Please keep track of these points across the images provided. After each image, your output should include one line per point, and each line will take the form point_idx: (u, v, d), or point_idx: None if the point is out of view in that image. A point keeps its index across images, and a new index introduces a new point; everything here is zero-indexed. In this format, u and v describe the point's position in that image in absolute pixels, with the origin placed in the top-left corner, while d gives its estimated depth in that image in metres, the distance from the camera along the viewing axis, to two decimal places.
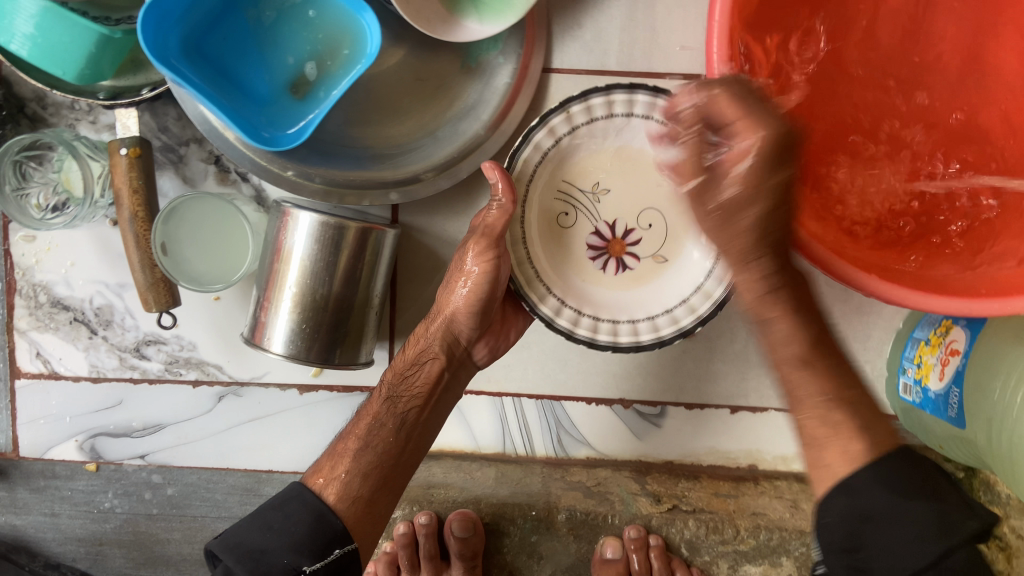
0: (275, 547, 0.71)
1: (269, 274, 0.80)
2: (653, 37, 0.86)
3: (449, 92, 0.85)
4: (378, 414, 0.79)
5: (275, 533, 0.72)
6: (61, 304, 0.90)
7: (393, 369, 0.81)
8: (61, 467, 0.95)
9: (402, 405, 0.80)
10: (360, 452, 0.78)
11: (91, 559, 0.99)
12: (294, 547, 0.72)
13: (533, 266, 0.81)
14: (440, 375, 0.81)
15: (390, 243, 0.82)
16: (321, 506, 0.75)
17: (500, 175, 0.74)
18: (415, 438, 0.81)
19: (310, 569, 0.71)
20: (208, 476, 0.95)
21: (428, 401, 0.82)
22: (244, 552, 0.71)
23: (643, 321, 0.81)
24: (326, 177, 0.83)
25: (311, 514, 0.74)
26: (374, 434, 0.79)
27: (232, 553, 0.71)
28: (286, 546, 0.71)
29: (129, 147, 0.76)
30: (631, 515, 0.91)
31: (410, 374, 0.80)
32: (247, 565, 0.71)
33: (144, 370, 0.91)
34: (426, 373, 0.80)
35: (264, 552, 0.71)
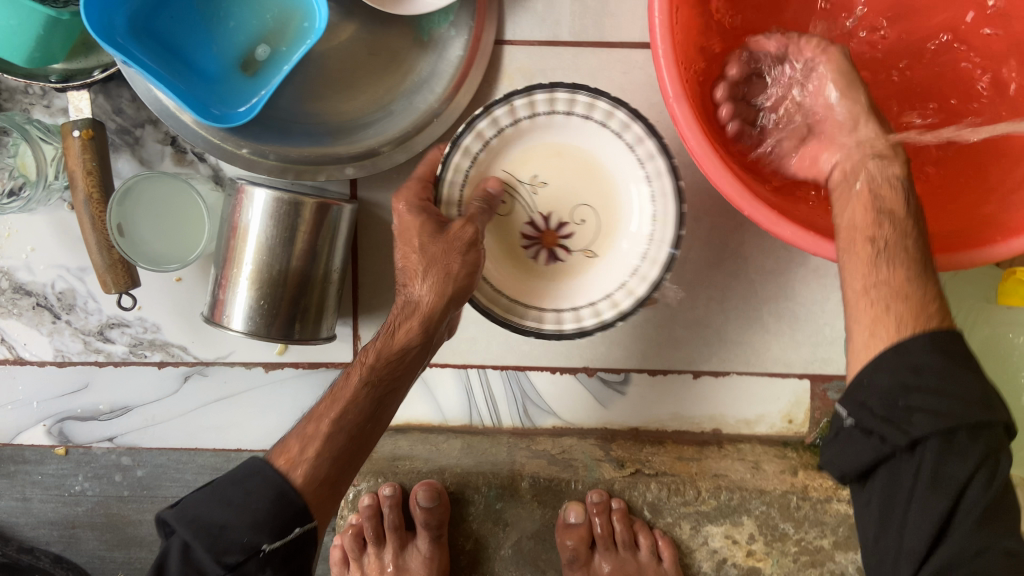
0: (234, 523, 0.65)
1: (226, 252, 0.81)
2: (603, 7, 0.87)
3: (402, 66, 0.85)
4: (364, 369, 0.72)
5: (234, 507, 0.66)
6: (23, 290, 0.90)
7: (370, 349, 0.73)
8: (31, 451, 0.95)
9: (359, 372, 0.72)
10: (321, 406, 0.71)
11: (64, 542, 1.00)
12: (253, 524, 0.65)
13: (502, 294, 0.80)
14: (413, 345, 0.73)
15: (347, 218, 0.83)
16: (282, 483, 0.67)
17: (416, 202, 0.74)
18: (386, 399, 0.73)
19: (269, 548, 0.65)
20: (177, 457, 0.96)
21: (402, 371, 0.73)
22: (200, 527, 0.65)
23: (586, 308, 0.80)
24: (280, 153, 0.83)
25: (272, 492, 0.67)
26: (341, 400, 0.71)
27: (188, 528, 0.65)
28: (245, 522, 0.65)
29: (82, 128, 0.77)
30: (594, 480, 0.91)
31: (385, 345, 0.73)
32: (204, 541, 0.64)
33: (109, 353, 0.92)
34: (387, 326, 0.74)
35: (223, 528, 0.65)
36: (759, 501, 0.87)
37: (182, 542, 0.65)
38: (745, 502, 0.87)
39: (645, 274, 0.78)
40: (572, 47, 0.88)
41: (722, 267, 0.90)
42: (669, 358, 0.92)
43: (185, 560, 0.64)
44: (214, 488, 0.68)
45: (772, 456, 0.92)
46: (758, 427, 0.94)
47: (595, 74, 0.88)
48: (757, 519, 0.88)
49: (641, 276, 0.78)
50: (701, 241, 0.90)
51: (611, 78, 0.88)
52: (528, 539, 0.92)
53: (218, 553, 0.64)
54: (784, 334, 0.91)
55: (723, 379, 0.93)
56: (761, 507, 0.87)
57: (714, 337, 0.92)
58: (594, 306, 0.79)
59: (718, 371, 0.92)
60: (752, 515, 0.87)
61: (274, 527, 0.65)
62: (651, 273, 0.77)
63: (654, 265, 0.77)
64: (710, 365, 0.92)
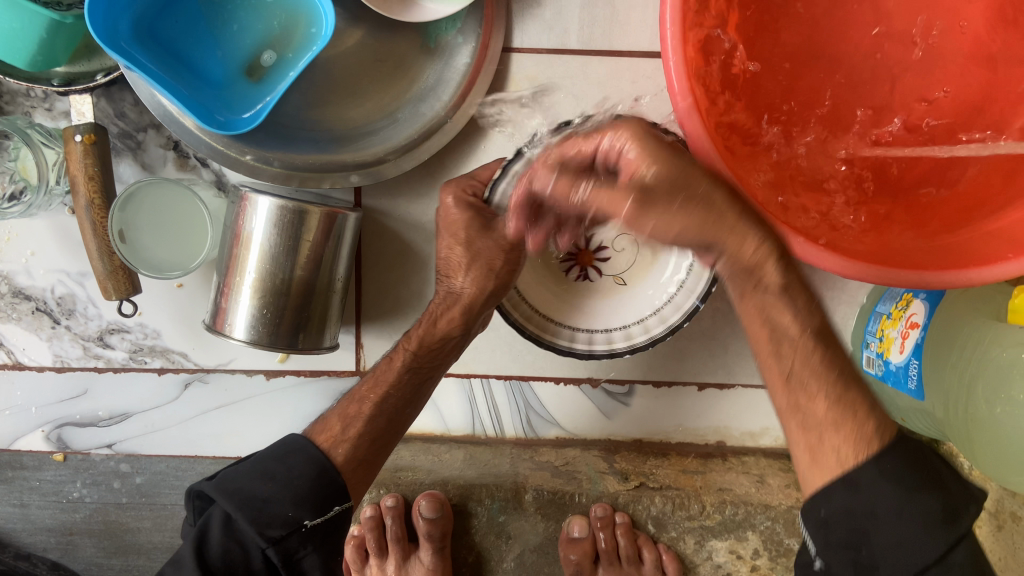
0: (277, 497, 0.71)
1: (229, 259, 0.80)
2: (612, 15, 0.86)
3: (409, 73, 0.85)
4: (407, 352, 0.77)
5: (276, 483, 0.72)
6: (23, 294, 0.89)
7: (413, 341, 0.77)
8: (28, 457, 0.94)
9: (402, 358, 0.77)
10: (367, 386, 0.78)
11: (61, 549, 0.99)
12: (294, 500, 0.72)
13: (528, 304, 0.81)
14: (451, 334, 0.77)
15: (352, 226, 0.82)
16: (322, 461, 0.74)
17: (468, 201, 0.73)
18: (427, 381, 0.80)
19: (310, 523, 0.72)
20: (177, 464, 0.95)
21: (440, 356, 0.79)
22: (244, 500, 0.71)
23: (618, 331, 0.80)
24: (285, 160, 0.82)
25: (313, 470, 0.74)
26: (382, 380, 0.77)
27: (231, 500, 0.71)
28: (287, 499, 0.72)
29: (84, 133, 0.76)
30: (597, 494, 0.90)
31: (426, 338, 0.77)
32: (247, 514, 0.70)
33: (109, 359, 0.91)
34: (428, 317, 0.77)
35: (265, 501, 0.71)
36: (764, 516, 0.86)
37: (228, 513, 0.72)
38: (751, 517, 0.86)
39: (663, 316, 0.79)
40: (580, 55, 0.87)
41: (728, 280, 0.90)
42: (675, 370, 0.91)
43: (229, 530, 0.71)
44: (255, 464, 0.74)
45: (751, 484, 0.88)
46: (762, 439, 0.93)
47: (603, 82, 0.88)
48: (762, 535, 0.87)
49: (660, 316, 0.79)
50: None
51: (619, 87, 0.88)
52: (530, 552, 0.91)
53: (260, 525, 0.70)
54: None
55: (727, 392, 0.92)
56: (766, 522, 0.86)
57: (720, 349, 0.90)
58: (627, 330, 0.80)
59: (724, 383, 0.91)
60: (757, 530, 0.87)
61: (312, 503, 0.72)
62: (669, 318, 0.79)
63: (676, 310, 0.78)
64: (716, 377, 0.91)
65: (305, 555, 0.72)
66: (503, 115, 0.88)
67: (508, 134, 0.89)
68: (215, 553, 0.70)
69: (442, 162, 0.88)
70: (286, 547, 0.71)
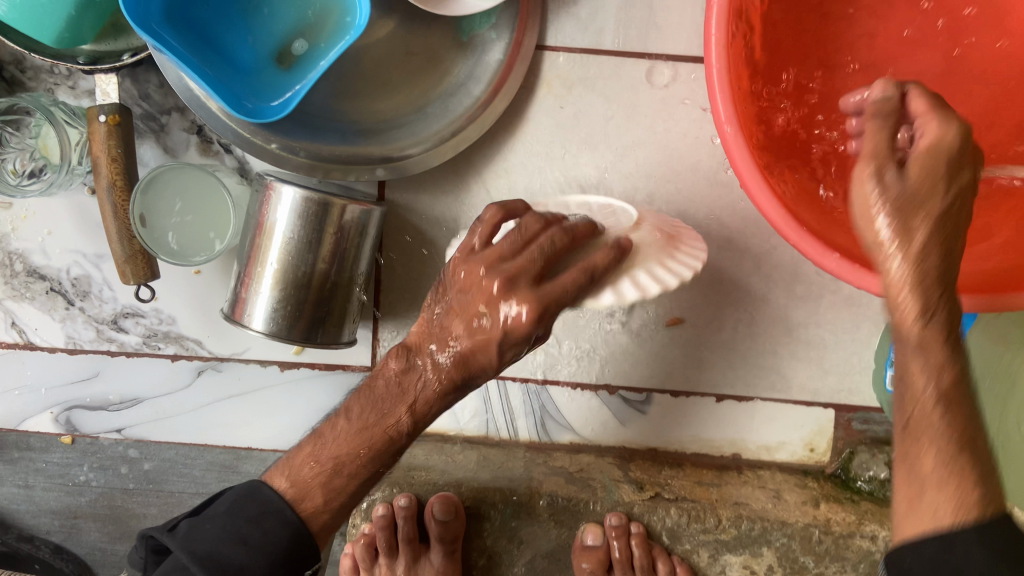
0: (253, 565, 0.66)
1: (250, 249, 0.79)
2: (649, 17, 0.85)
3: (440, 67, 0.83)
4: (401, 413, 0.69)
5: (250, 548, 0.66)
6: (37, 274, 0.88)
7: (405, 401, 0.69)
8: (36, 438, 0.93)
9: (398, 417, 0.69)
10: (346, 435, 0.70)
11: (65, 532, 0.98)
12: (268, 567, 0.67)
13: None
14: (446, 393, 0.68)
15: (376, 220, 0.81)
16: (298, 523, 0.69)
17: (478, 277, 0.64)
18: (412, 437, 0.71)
19: None
20: (186, 452, 0.94)
21: (430, 415, 0.69)
22: (216, 565, 0.65)
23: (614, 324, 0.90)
24: (310, 151, 0.81)
25: (288, 533, 0.68)
26: (367, 435, 0.69)
27: (203, 565, 0.65)
28: (262, 565, 0.66)
29: (108, 114, 0.74)
30: (613, 503, 0.89)
31: (416, 392, 0.68)
32: None
33: (122, 343, 0.90)
34: (432, 379, 0.67)
35: (240, 569, 0.66)
36: (781, 533, 0.85)
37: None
38: (766, 533, 0.85)
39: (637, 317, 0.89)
40: (613, 55, 0.86)
41: (753, 291, 0.89)
42: (692, 379, 0.91)
43: None
44: (225, 519, 0.68)
45: (769, 500, 0.87)
46: (778, 454, 0.92)
47: (636, 85, 0.86)
48: (777, 552, 0.86)
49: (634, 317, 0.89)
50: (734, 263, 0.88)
51: (653, 91, 0.86)
52: (541, 558, 0.90)
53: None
54: (811, 362, 0.90)
55: (745, 404, 0.91)
56: (782, 539, 0.85)
57: (739, 360, 0.90)
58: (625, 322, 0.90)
59: (742, 396, 0.91)
60: (772, 546, 0.86)
61: (285, 570, 0.68)
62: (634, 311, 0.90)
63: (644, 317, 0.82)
64: (734, 390, 0.91)
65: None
66: (533, 114, 0.87)
67: (537, 134, 0.87)
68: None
69: (468, 160, 0.87)
70: None
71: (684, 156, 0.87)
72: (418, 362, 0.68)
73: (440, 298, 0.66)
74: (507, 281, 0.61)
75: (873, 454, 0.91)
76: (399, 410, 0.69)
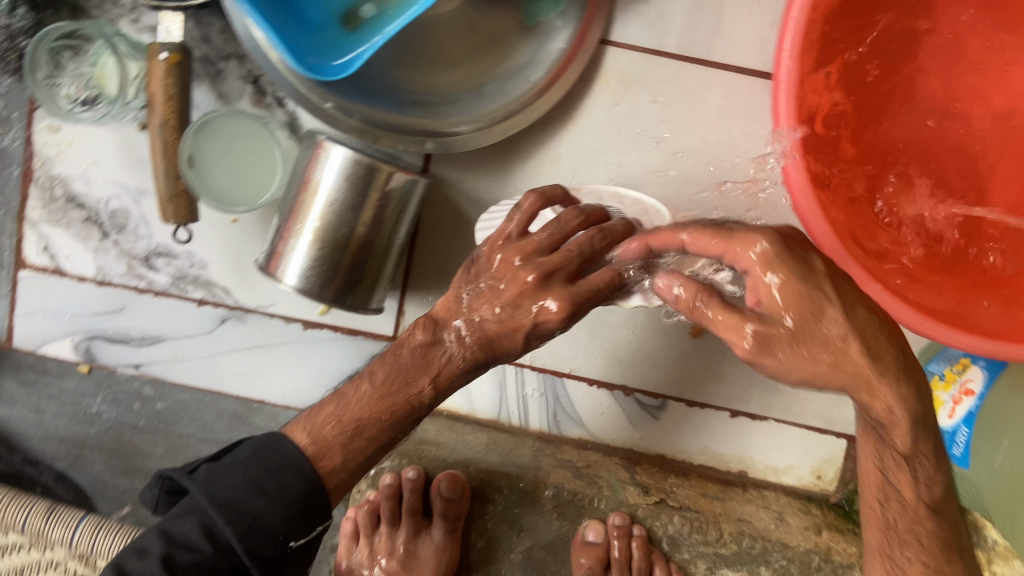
0: (270, 515, 0.62)
1: (293, 203, 0.79)
2: (716, 26, 0.84)
3: (502, 49, 0.83)
4: (426, 382, 0.68)
5: (270, 498, 0.63)
6: (76, 201, 0.88)
7: (431, 365, 0.69)
8: (53, 364, 0.93)
9: (420, 389, 0.69)
10: (368, 400, 0.67)
11: (69, 460, 0.96)
12: (287, 517, 0.63)
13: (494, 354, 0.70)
14: (472, 359, 0.69)
15: (419, 192, 0.81)
16: (317, 479, 0.65)
17: (505, 250, 0.69)
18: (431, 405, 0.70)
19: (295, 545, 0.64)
20: (199, 397, 0.94)
21: (452, 383, 0.70)
22: (234, 513, 0.62)
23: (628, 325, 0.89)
24: (365, 114, 0.80)
25: (306, 487, 0.64)
26: (392, 396, 0.68)
27: (222, 512, 0.62)
28: (280, 517, 0.63)
29: (170, 52, 0.75)
30: (618, 503, 0.92)
31: (444, 353, 0.69)
32: (237, 529, 0.61)
33: (151, 281, 0.90)
34: (459, 354, 0.69)
35: (256, 518, 0.62)
36: (780, 554, 0.88)
37: (210, 521, 0.62)
38: (767, 553, 0.88)
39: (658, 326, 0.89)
40: (676, 59, 0.85)
41: None
42: (710, 392, 0.91)
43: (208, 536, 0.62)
44: (246, 466, 0.64)
45: (771, 520, 0.89)
46: (785, 476, 0.92)
47: (694, 91, 0.86)
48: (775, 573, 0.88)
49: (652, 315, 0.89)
50: None
51: (709, 100, 0.86)
52: (541, 547, 0.91)
53: (250, 544, 0.62)
54: (829, 389, 0.89)
55: (759, 423, 0.91)
56: (781, 561, 0.88)
57: (759, 378, 0.90)
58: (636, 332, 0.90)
59: (757, 415, 0.91)
60: (770, 567, 0.88)
61: (300, 525, 0.64)
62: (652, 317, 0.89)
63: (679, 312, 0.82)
64: (750, 407, 0.91)
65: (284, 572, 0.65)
66: (587, 107, 0.86)
67: (589, 128, 0.87)
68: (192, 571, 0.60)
69: (516, 145, 0.87)
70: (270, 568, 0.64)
71: (732, 170, 0.87)
72: (445, 334, 0.69)
73: (472, 280, 0.69)
74: (544, 275, 0.66)
75: None
76: (419, 384, 0.68)
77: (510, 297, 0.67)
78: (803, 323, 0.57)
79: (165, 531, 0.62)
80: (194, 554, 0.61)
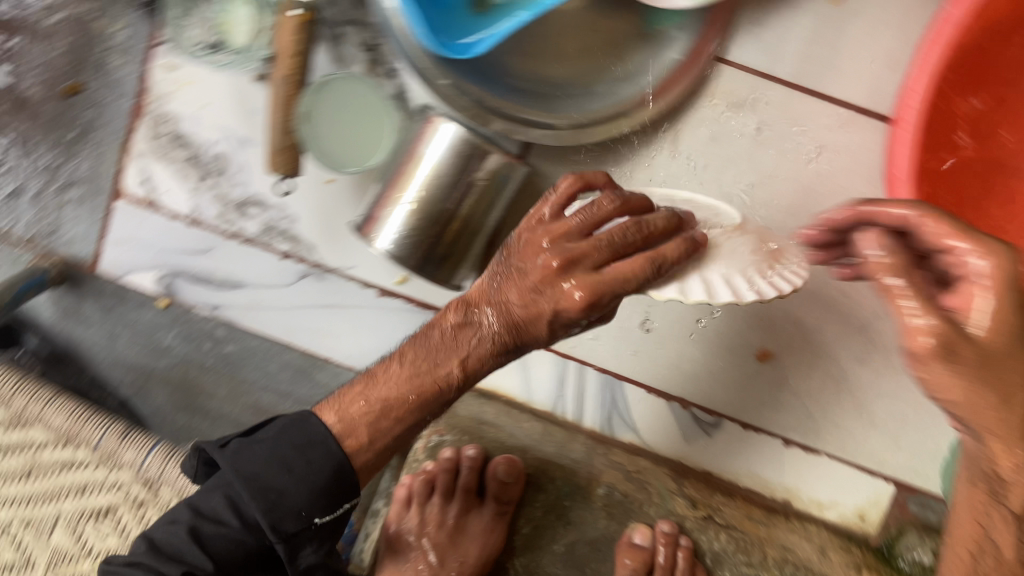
0: (292, 492, 0.64)
1: (398, 172, 0.81)
2: (831, 59, 0.85)
3: (618, 51, 0.84)
4: (455, 365, 0.70)
5: (294, 476, 0.65)
6: (181, 141, 0.91)
7: (461, 351, 0.70)
8: (134, 293, 0.96)
9: (448, 371, 0.70)
10: (397, 379, 0.70)
11: (135, 388, 0.99)
12: (310, 495, 0.65)
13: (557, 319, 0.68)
14: (499, 345, 0.69)
15: (516, 182, 0.83)
16: (343, 458, 0.67)
17: (536, 233, 0.66)
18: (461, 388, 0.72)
19: (320, 522, 0.66)
20: (268, 347, 0.96)
21: (481, 365, 0.71)
22: (258, 488, 0.64)
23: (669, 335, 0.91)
24: (478, 96, 0.82)
25: (331, 466, 0.66)
26: (419, 377, 0.70)
27: (246, 487, 0.64)
28: (304, 494, 0.65)
29: (303, 11, 0.77)
30: (666, 511, 0.93)
31: (472, 335, 0.69)
32: (260, 503, 0.64)
33: (241, 228, 0.93)
34: (489, 332, 0.69)
35: (281, 494, 0.64)
36: None
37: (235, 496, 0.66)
38: None
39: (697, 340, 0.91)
40: (786, 86, 0.86)
41: (849, 347, 0.89)
42: (767, 417, 0.91)
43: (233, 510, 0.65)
44: (272, 443, 0.66)
45: (814, 551, 0.89)
46: (828, 511, 0.92)
47: (797, 120, 0.87)
48: None
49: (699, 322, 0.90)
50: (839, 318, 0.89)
51: (812, 130, 0.87)
52: (585, 543, 0.92)
53: (273, 519, 0.64)
54: (885, 432, 0.90)
55: (810, 455, 0.91)
56: None
57: (816, 412, 0.91)
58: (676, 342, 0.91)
59: (809, 446, 0.91)
60: None
61: (325, 501, 0.66)
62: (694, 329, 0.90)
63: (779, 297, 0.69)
64: (804, 437, 0.91)
65: (303, 550, 0.66)
66: (691, 120, 0.88)
67: (689, 141, 0.88)
68: (218, 544, 0.65)
69: (615, 148, 0.89)
70: (297, 543, 0.66)
71: (825, 203, 0.87)
72: (476, 310, 0.69)
73: (504, 264, 0.68)
74: (569, 263, 0.63)
75: (922, 539, 0.90)
76: (451, 360, 0.70)
77: (534, 285, 0.65)
78: (999, 354, 0.49)
79: (194, 504, 0.66)
80: (219, 527, 0.65)
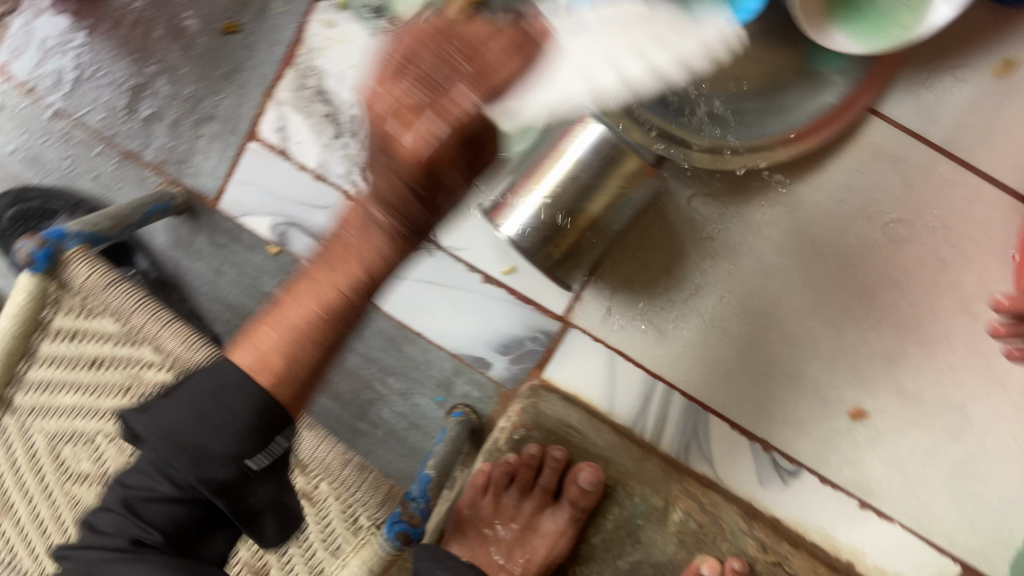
0: (213, 440, 0.52)
1: (536, 164, 0.81)
2: (986, 131, 0.84)
3: (775, 84, 0.83)
4: (350, 272, 0.51)
5: (212, 426, 0.52)
6: (325, 96, 0.93)
7: (347, 251, 0.51)
8: (247, 235, 0.97)
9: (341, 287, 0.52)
10: (299, 299, 0.53)
11: (229, 326, 1.00)
12: (233, 435, 0.52)
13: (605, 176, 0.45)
14: (383, 234, 0.49)
15: (649, 191, 0.81)
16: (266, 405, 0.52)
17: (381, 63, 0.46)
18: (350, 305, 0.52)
19: (252, 459, 0.54)
20: (366, 311, 0.97)
21: (370, 269, 0.51)
22: (174, 446, 0.52)
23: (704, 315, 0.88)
24: (628, 105, 0.82)
25: (253, 409, 0.52)
26: (314, 293, 0.52)
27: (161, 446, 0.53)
28: (225, 439, 0.52)
29: None
30: (739, 549, 0.88)
31: (348, 226, 0.52)
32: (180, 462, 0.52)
33: (363, 190, 0.94)
34: (381, 228, 0.49)
35: (203, 446, 0.53)
36: None
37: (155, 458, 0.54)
38: None
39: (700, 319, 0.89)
40: (934, 148, 0.85)
41: (947, 421, 0.87)
42: (848, 475, 0.90)
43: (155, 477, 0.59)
44: (187, 395, 0.53)
45: None
46: None
47: (939, 185, 0.85)
48: None
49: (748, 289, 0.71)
50: (942, 390, 0.87)
51: (951, 198, 0.85)
52: (649, 566, 0.89)
53: (200, 473, 0.53)
54: (965, 514, 0.88)
55: (883, 522, 0.90)
56: None
57: (898, 479, 0.89)
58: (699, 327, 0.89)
59: (884, 512, 0.90)
60: None
61: (255, 438, 0.53)
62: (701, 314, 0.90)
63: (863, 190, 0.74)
64: (881, 502, 0.90)
65: (252, 489, 0.57)
66: (830, 166, 0.87)
67: (824, 186, 0.87)
68: (152, 509, 0.60)
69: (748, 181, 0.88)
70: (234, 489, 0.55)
71: (948, 272, 0.86)
72: (362, 207, 0.50)
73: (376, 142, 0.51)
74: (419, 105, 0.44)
75: None
76: (350, 273, 0.51)
77: (375, 141, 0.46)
78: None
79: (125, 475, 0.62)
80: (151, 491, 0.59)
